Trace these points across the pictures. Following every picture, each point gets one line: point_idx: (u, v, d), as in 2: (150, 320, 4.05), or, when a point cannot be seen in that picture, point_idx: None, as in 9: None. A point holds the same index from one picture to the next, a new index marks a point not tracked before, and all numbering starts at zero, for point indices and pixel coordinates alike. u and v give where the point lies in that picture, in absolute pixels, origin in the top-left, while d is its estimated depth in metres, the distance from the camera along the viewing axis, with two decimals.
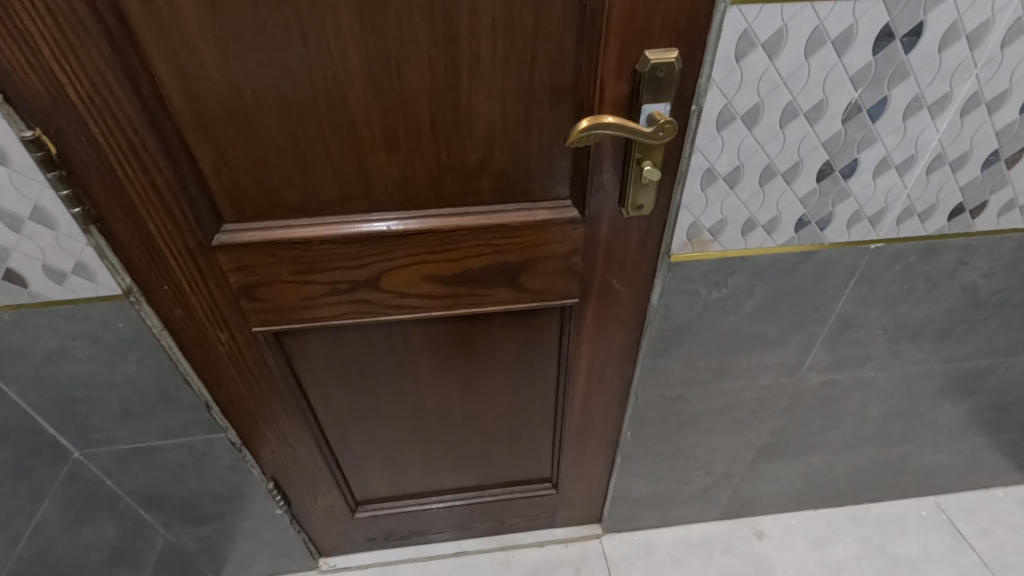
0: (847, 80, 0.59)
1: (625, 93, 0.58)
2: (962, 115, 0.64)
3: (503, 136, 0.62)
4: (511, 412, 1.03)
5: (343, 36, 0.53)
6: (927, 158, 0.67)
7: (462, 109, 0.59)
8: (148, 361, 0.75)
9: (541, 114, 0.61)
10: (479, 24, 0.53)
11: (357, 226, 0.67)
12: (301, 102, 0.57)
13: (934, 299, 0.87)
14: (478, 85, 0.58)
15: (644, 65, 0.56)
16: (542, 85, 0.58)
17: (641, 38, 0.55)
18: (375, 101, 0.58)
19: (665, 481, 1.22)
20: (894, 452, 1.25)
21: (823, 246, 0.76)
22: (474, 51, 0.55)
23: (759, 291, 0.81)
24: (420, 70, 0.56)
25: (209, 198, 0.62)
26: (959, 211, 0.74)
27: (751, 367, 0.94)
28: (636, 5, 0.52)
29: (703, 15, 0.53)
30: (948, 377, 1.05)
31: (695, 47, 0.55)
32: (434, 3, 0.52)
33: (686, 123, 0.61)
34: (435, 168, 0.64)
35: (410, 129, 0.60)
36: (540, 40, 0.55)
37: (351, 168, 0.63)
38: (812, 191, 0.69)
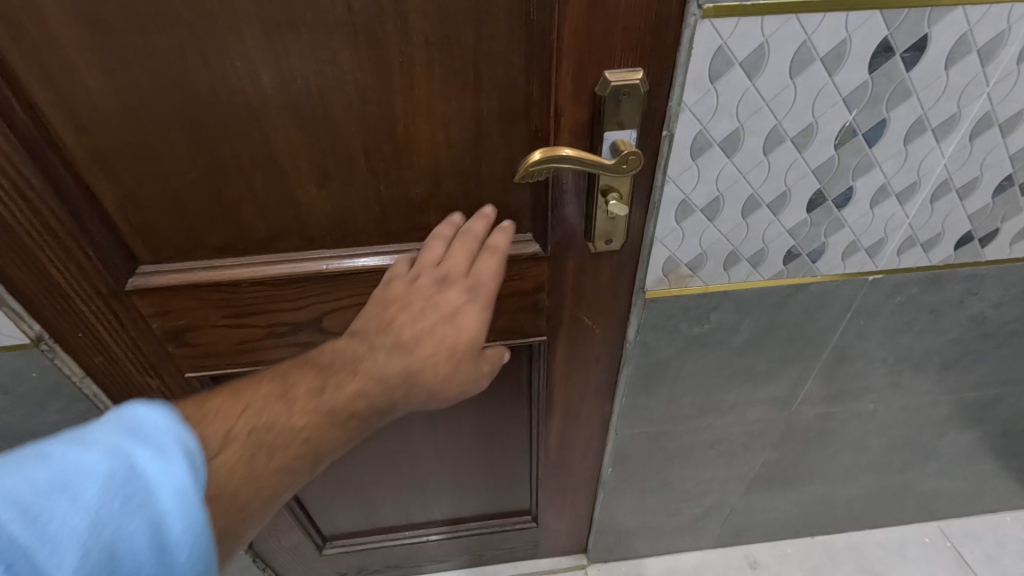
0: (839, 101, 0.51)
1: (585, 119, 0.51)
2: (971, 137, 0.56)
3: (450, 167, 0.55)
4: (483, 447, 0.96)
5: (252, 60, 0.45)
6: (931, 184, 0.60)
7: (401, 138, 0.52)
8: (71, 411, 0.68)
9: (492, 142, 0.53)
10: (411, 43, 0.46)
11: (290, 266, 0.60)
12: (213, 134, 0.49)
13: (939, 330, 0.80)
14: (416, 111, 0.50)
15: (604, 88, 0.48)
16: (490, 110, 0.51)
17: (600, 56, 0.47)
18: (299, 131, 0.50)
19: (652, 513, 1.15)
20: (895, 481, 1.18)
21: (816, 279, 0.69)
22: (407, 74, 0.48)
23: (745, 326, 0.74)
24: (347, 95, 0.49)
25: (118, 238, 0.55)
26: (967, 239, 0.67)
27: (739, 402, 0.87)
28: (591, 20, 0.45)
29: (670, 32, 0.46)
30: (953, 407, 0.98)
31: (662, 66, 0.48)
32: (356, 20, 0.44)
33: (656, 151, 0.54)
34: (375, 202, 0.57)
35: (341, 160, 0.53)
36: (483, 60, 0.48)
37: (278, 204, 0.55)
38: (801, 222, 0.61)
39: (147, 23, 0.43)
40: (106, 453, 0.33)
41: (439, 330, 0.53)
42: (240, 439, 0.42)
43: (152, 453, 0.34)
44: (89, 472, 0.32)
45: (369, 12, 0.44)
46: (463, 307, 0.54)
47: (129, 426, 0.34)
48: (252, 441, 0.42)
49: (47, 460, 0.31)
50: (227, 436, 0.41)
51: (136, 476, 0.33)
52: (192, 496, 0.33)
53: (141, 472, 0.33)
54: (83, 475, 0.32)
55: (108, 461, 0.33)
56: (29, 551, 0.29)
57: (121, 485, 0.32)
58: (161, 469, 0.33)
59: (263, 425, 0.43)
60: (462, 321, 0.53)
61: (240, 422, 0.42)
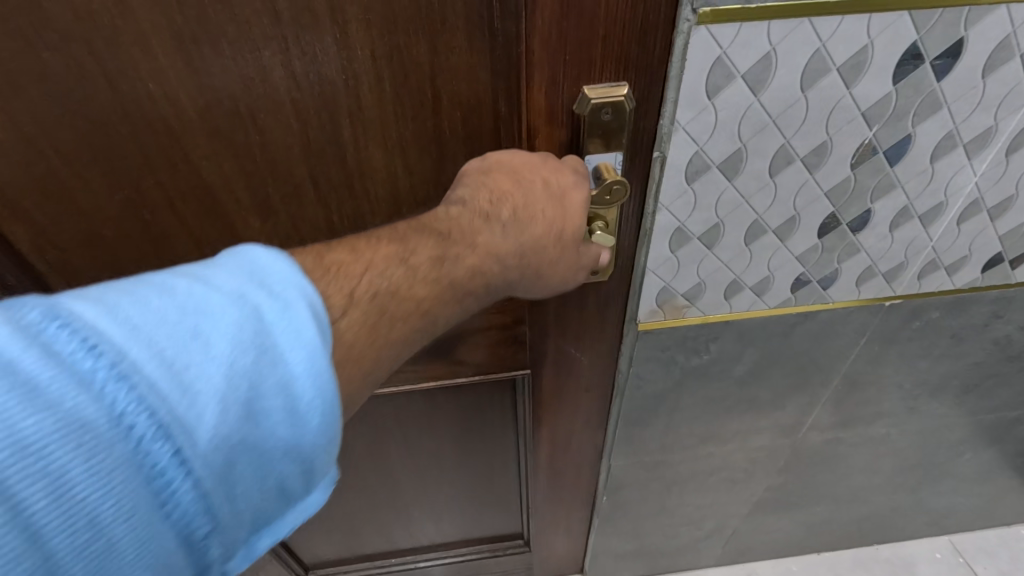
0: (858, 115, 0.44)
1: (563, 141, 0.44)
2: (1008, 153, 0.49)
3: (410, 195, 0.48)
4: (469, 477, 0.90)
5: (167, 80, 0.39)
6: (959, 205, 0.53)
7: (351, 164, 0.45)
8: None
9: (457, 167, 0.47)
10: (353, 57, 0.39)
11: None
12: (131, 164, 0.43)
13: (959, 354, 0.73)
14: (368, 135, 0.44)
15: (583, 106, 0.41)
16: (453, 132, 0.44)
17: (577, 71, 0.40)
18: (232, 160, 0.44)
19: (650, 536, 1.09)
20: (906, 499, 1.12)
21: (827, 307, 0.62)
22: (353, 93, 0.41)
23: (749, 355, 0.67)
24: (284, 119, 0.42)
25: (37, 280, 0.49)
26: (996, 261, 0.60)
27: (741, 430, 0.81)
28: (566, 28, 0.38)
29: (658, 40, 0.39)
30: (972, 428, 0.91)
31: (651, 80, 0.41)
32: (286, 31, 0.37)
33: (646, 176, 0.47)
34: (329, 235, 0.50)
35: (285, 190, 0.46)
36: (441, 75, 0.41)
37: (217, 239, 0.49)
38: (811, 248, 0.55)
39: (33, 39, 0.36)
40: (234, 300, 0.28)
41: (548, 211, 0.41)
42: (364, 305, 0.34)
43: (279, 306, 0.29)
44: (219, 317, 0.28)
45: (300, 22, 0.37)
46: (572, 186, 0.42)
47: (253, 273, 0.30)
48: (375, 308, 0.34)
49: (177, 296, 0.28)
50: (349, 298, 0.33)
51: (265, 331, 0.29)
52: (324, 362, 0.29)
53: (269, 328, 0.29)
54: (213, 320, 0.28)
55: (236, 307, 0.28)
56: (170, 394, 0.25)
57: (254, 337, 0.28)
58: (292, 326, 0.29)
59: (387, 292, 0.35)
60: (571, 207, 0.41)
61: (361, 284, 0.34)
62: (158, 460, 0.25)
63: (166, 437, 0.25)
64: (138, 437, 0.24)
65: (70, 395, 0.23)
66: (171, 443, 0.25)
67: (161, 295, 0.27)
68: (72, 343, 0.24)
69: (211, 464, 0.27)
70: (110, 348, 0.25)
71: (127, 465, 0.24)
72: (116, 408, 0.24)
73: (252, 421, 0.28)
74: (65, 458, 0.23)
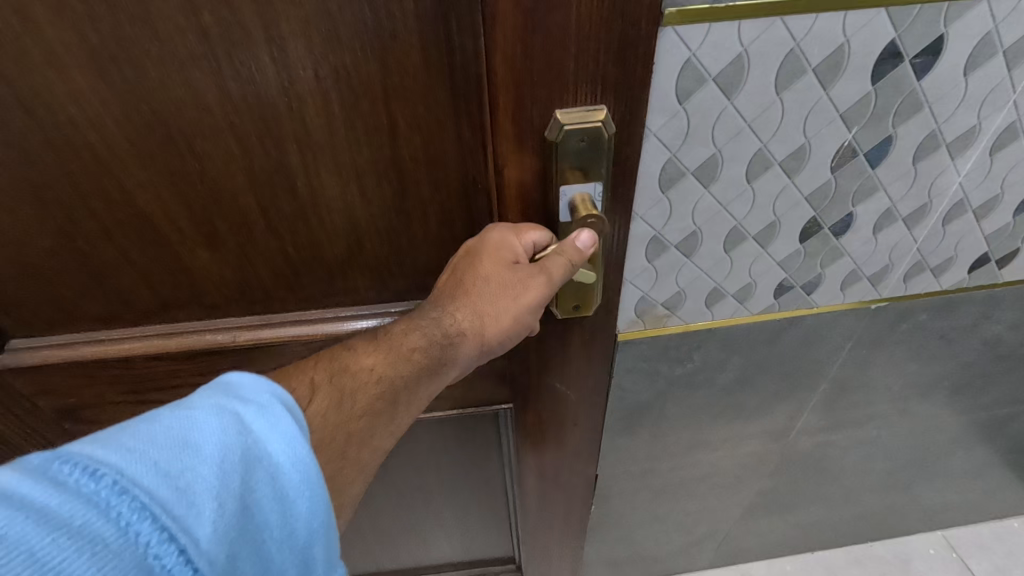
0: (837, 117, 0.42)
1: (535, 169, 0.42)
2: (992, 152, 0.47)
3: (370, 223, 0.46)
4: (455, 505, 0.87)
5: (90, 104, 0.37)
6: (944, 206, 0.51)
7: (303, 193, 0.43)
8: None
9: (420, 195, 0.44)
10: (294, 77, 0.37)
11: (183, 338, 0.52)
12: (62, 193, 0.41)
13: (948, 355, 0.72)
14: (317, 160, 0.41)
15: (556, 133, 0.39)
16: (412, 158, 0.42)
17: (547, 93, 0.37)
18: (170, 189, 0.42)
19: (641, 542, 1.07)
20: (900, 498, 1.11)
21: (812, 312, 0.60)
22: (298, 118, 0.39)
23: (733, 363, 0.65)
24: (223, 146, 0.40)
25: None
26: (983, 262, 0.58)
27: (731, 437, 0.79)
28: (531, 45, 0.35)
29: (636, 58, 0.36)
30: (964, 427, 0.90)
31: (628, 98, 0.38)
32: (217, 51, 0.35)
33: (626, 198, 0.44)
34: (284, 264, 0.48)
35: (232, 222, 0.44)
36: (393, 97, 0.38)
37: (162, 270, 0.48)
38: (794, 254, 0.53)
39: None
40: (214, 410, 0.29)
41: (455, 271, 0.44)
42: (326, 386, 0.39)
43: (255, 409, 0.30)
44: (205, 426, 0.28)
45: (231, 41, 0.35)
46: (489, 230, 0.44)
47: (228, 390, 0.31)
48: (335, 386, 0.39)
49: (162, 422, 0.28)
50: (313, 385, 0.38)
51: (247, 431, 0.29)
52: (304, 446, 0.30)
53: (252, 427, 0.30)
54: (199, 430, 0.28)
55: (216, 416, 0.29)
56: (171, 499, 0.25)
57: (238, 439, 0.29)
58: (270, 423, 0.30)
59: (339, 369, 0.40)
60: (477, 256, 0.43)
61: (318, 373, 0.39)
62: (167, 562, 0.24)
63: (172, 537, 0.25)
64: (144, 544, 0.24)
65: (77, 510, 0.23)
66: (177, 543, 0.25)
67: (147, 423, 0.28)
68: (74, 471, 0.24)
69: (215, 561, 0.26)
70: (109, 467, 0.25)
71: (138, 570, 0.24)
72: (121, 520, 0.24)
73: (253, 516, 0.28)
74: (79, 567, 0.22)
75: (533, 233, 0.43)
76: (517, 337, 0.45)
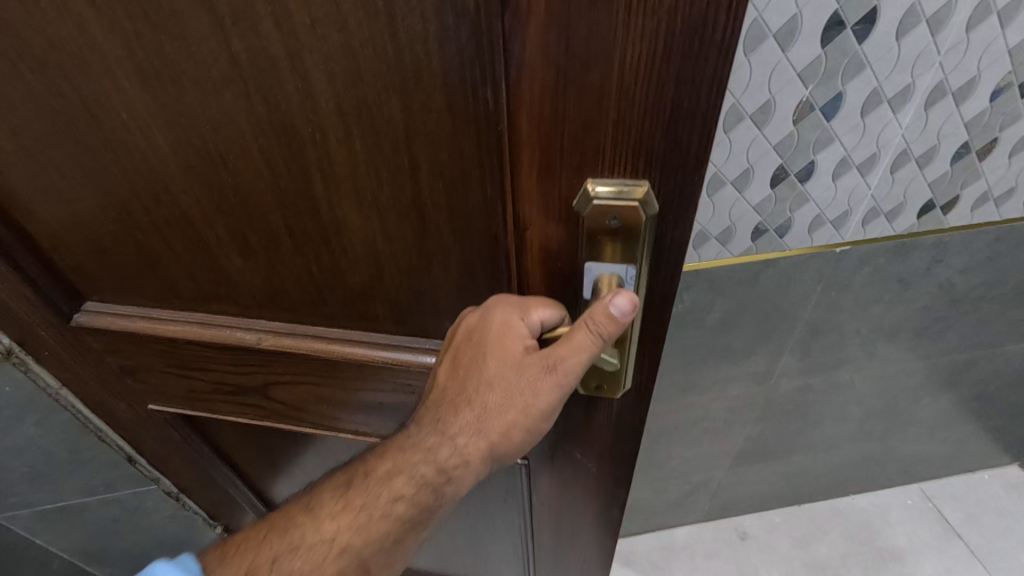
0: (795, 77, 0.52)
1: (562, 237, 0.37)
2: (927, 107, 0.57)
3: (390, 258, 0.44)
4: (466, 519, 0.83)
5: (140, 113, 0.38)
6: (890, 155, 0.61)
7: (327, 219, 0.43)
8: (49, 424, 0.69)
9: (441, 239, 0.42)
10: (319, 106, 0.35)
11: (219, 334, 0.56)
12: (123, 188, 0.44)
13: (908, 298, 0.81)
14: (340, 191, 0.40)
15: (584, 206, 0.34)
16: (433, 203, 0.39)
17: (583, 161, 0.32)
18: (208, 198, 0.43)
19: (641, 491, 1.17)
20: (876, 447, 1.21)
21: (785, 254, 0.69)
22: (322, 146, 0.37)
23: (719, 304, 0.75)
24: (253, 163, 0.40)
25: (56, 274, 0.54)
26: (929, 208, 0.68)
27: (719, 379, 0.89)
28: (563, 105, 0.30)
29: (691, 134, 0.30)
30: (929, 372, 1.00)
31: (676, 177, 0.32)
32: (246, 76, 0.34)
33: (663, 286, 0.39)
34: (310, 282, 0.49)
35: (262, 235, 0.45)
36: (416, 139, 0.35)
37: (203, 266, 0.50)
38: (766, 198, 0.62)
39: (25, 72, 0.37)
40: None
41: (453, 386, 0.46)
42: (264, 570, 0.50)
43: None
44: None
45: (259, 69, 0.34)
46: (487, 316, 0.43)
47: None
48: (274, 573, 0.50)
49: None
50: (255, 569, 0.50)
51: None
52: None
53: None
54: None
55: None
56: None
57: None
58: None
59: (287, 548, 0.51)
60: (478, 354, 0.43)
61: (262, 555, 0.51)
62: None
63: None
64: None
65: None
66: None
67: None
68: None
69: None
70: None
71: None
72: None
73: None
74: None
75: (540, 313, 0.40)
76: (527, 442, 0.47)
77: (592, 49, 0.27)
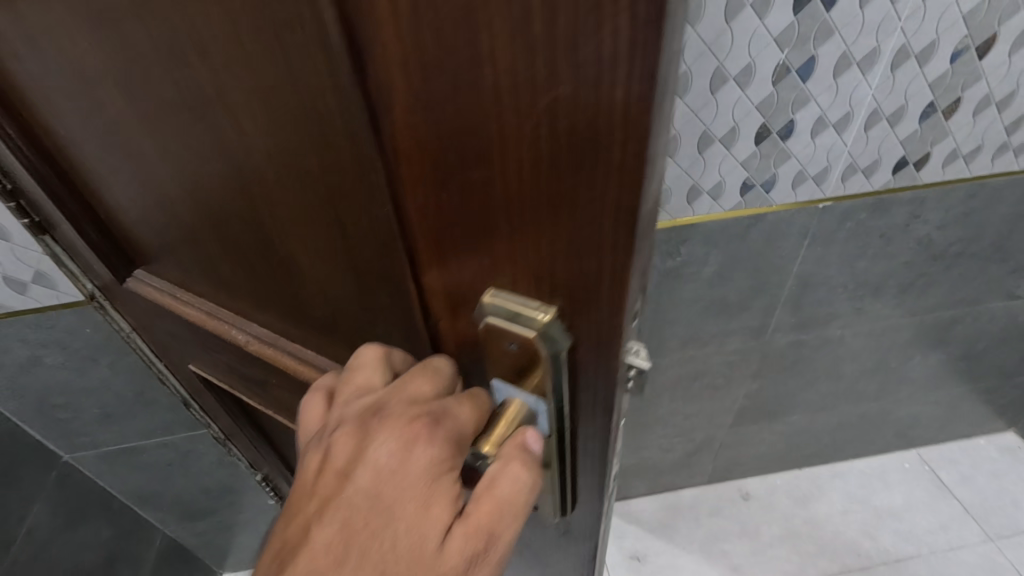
0: (771, 42, 0.60)
1: (469, 339, 0.34)
2: (893, 68, 0.64)
3: (340, 303, 0.40)
4: None
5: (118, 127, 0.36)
6: (863, 114, 0.68)
7: (280, 254, 0.39)
8: (120, 365, 0.79)
9: (379, 303, 0.37)
10: (250, 148, 0.31)
11: (218, 327, 0.51)
12: (128, 187, 0.42)
13: (890, 254, 0.88)
14: (288, 229, 0.36)
15: (480, 316, 0.31)
16: (365, 262, 0.34)
17: (486, 263, 0.29)
18: (184, 212, 0.40)
19: (646, 450, 1.24)
20: (872, 407, 1.27)
21: (771, 209, 0.77)
22: (263, 184, 0.33)
23: (713, 258, 0.82)
24: (212, 189, 0.36)
25: (108, 245, 0.51)
26: (903, 164, 0.75)
27: (716, 333, 0.96)
28: (452, 196, 0.26)
29: (596, 257, 0.26)
30: (916, 329, 1.06)
31: (589, 290, 0.28)
32: (188, 106, 0.31)
33: (599, 412, 0.36)
34: (283, 305, 0.45)
35: (234, 255, 0.42)
36: (339, 199, 0.31)
37: (201, 271, 0.47)
38: (751, 155, 0.70)
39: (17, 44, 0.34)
40: None
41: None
42: None
43: None
44: None
45: (197, 101, 0.30)
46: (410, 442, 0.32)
47: None
48: None
49: None
50: None
51: None
52: None
53: None
54: None
55: None
56: None
57: None
58: None
59: None
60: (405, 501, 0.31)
61: None
62: None
63: None
64: None
65: None
66: None
67: None
68: None
69: None
70: None
71: None
72: None
73: None
74: None
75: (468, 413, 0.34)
76: None
77: (467, 146, 0.24)
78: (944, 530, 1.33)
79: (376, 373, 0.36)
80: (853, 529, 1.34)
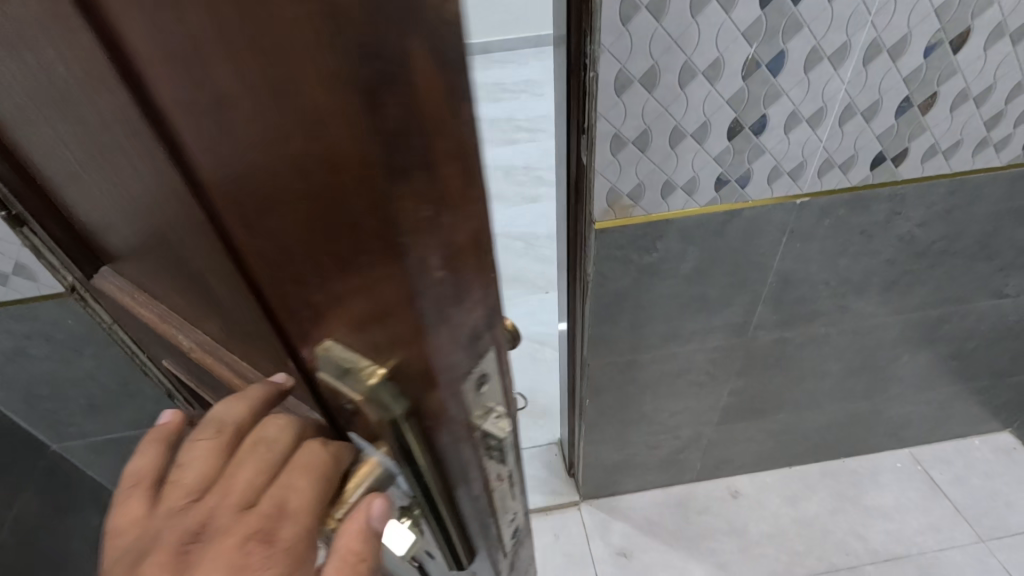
0: (739, 36, 0.59)
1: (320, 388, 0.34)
2: (865, 63, 0.64)
3: (244, 329, 0.35)
4: None
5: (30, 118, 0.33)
6: (837, 109, 0.68)
7: (186, 270, 0.35)
8: (104, 357, 0.80)
9: (263, 334, 0.33)
10: (117, 160, 0.29)
11: (170, 330, 0.46)
12: (69, 182, 0.39)
13: (872, 251, 0.88)
14: (182, 242, 0.32)
15: (327, 367, 0.31)
16: (231, 290, 0.32)
17: (312, 313, 0.29)
18: (110, 215, 0.38)
19: (633, 446, 1.24)
20: (862, 406, 1.26)
21: (747, 205, 0.77)
22: (142, 194, 0.30)
23: (691, 253, 0.82)
24: (114, 198, 0.34)
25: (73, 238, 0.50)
26: (880, 160, 0.75)
27: (698, 330, 0.96)
28: (258, 233, 0.26)
29: (390, 295, 0.26)
30: (903, 328, 1.05)
31: (402, 335, 0.29)
32: (60, 103, 0.28)
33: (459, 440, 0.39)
34: (214, 317, 0.39)
35: (160, 262, 0.38)
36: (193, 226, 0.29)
37: (147, 272, 0.43)
38: (725, 150, 0.70)
39: None
40: None
41: None
42: None
43: None
44: None
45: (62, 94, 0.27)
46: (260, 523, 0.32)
47: None
48: None
49: None
50: None
51: None
52: None
53: None
54: None
55: None
56: None
57: None
58: None
59: None
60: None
61: None
62: None
63: None
64: None
65: None
66: None
67: None
68: None
69: None
70: None
71: None
72: None
73: None
74: None
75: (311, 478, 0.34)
76: None
77: (252, 184, 0.24)
78: (935, 530, 1.32)
79: (211, 465, 0.34)
80: (842, 529, 1.33)
